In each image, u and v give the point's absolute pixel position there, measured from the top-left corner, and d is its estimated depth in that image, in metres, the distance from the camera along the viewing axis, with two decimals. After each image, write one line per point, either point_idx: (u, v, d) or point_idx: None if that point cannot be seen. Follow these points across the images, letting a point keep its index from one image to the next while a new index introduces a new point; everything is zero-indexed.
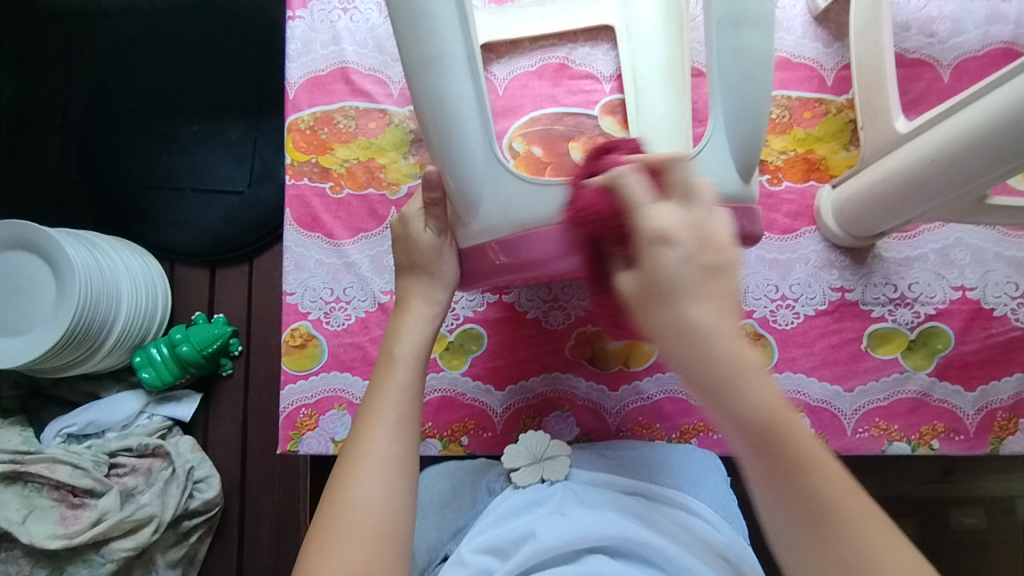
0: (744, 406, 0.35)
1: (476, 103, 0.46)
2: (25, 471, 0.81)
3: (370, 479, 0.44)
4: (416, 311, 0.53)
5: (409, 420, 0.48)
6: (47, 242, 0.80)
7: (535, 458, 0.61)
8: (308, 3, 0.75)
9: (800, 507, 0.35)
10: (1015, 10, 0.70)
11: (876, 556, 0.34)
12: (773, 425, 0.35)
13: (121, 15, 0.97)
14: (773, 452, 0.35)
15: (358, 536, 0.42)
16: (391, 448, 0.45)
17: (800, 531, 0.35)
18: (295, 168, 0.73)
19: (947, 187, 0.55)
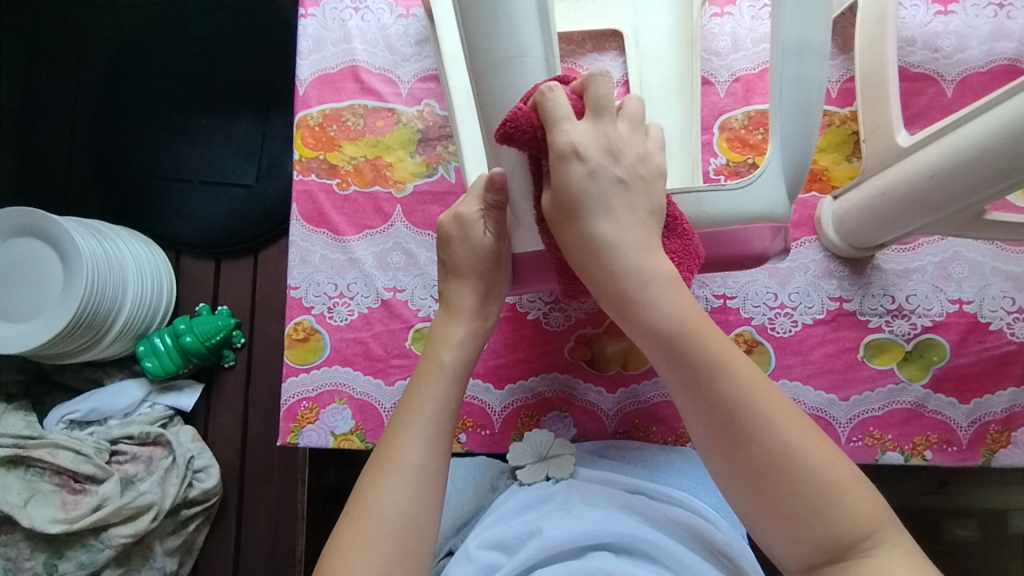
0: (692, 345, 0.44)
1: (552, 105, 0.45)
2: (28, 456, 0.82)
3: (400, 489, 0.46)
4: (460, 323, 0.53)
5: (443, 436, 0.49)
6: (54, 230, 0.81)
7: (540, 456, 0.62)
8: (320, 2, 0.76)
9: (739, 438, 0.43)
10: (1021, 27, 0.71)
11: (808, 456, 0.42)
12: (735, 369, 0.44)
13: (135, 7, 0.98)
14: (707, 390, 0.44)
15: (384, 543, 0.44)
16: (424, 463, 0.47)
17: (747, 459, 0.43)
18: (303, 164, 0.74)
19: (945, 201, 0.56)
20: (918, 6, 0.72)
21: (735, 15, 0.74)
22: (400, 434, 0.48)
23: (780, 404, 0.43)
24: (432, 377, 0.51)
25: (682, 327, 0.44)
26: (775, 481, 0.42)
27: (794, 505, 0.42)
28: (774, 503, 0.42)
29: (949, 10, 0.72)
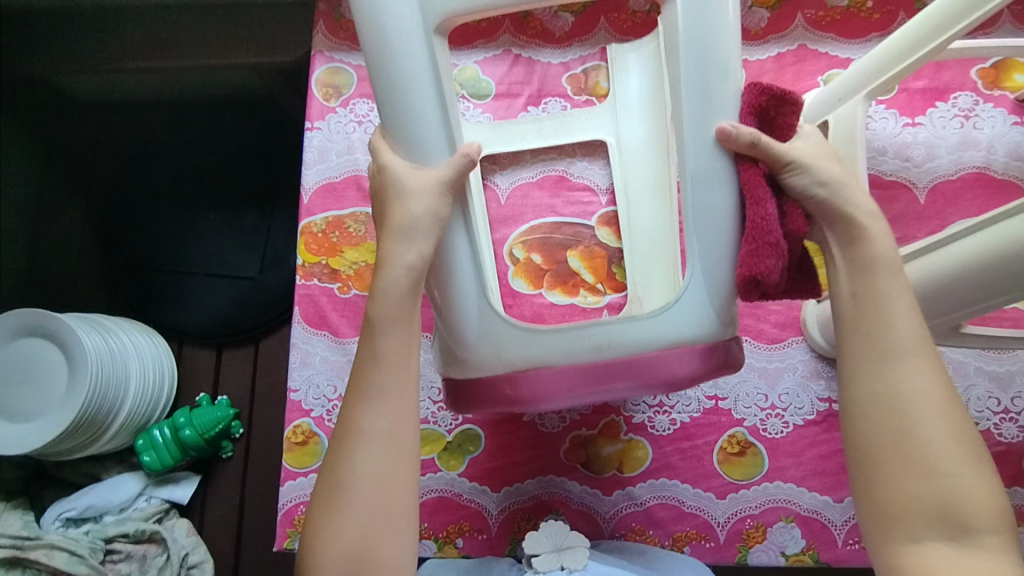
0: (875, 292, 0.48)
1: (472, 261, 0.52)
2: (25, 557, 0.81)
3: (366, 450, 0.49)
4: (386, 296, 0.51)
5: (389, 393, 0.50)
6: (60, 327, 0.83)
7: (554, 546, 0.59)
8: (325, 115, 0.81)
9: (883, 381, 0.47)
10: (987, 137, 0.75)
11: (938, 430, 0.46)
12: (915, 339, 0.47)
13: (147, 108, 1.03)
14: (865, 328, 0.48)
15: (357, 500, 0.48)
16: (378, 426, 0.49)
17: (880, 402, 0.47)
18: (306, 268, 0.77)
19: (938, 313, 0.56)
20: (887, 118, 0.76)
21: None
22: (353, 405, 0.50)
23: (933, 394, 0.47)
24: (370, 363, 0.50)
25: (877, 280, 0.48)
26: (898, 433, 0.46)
27: (903, 458, 0.46)
28: (890, 452, 0.46)
29: (918, 122, 0.76)
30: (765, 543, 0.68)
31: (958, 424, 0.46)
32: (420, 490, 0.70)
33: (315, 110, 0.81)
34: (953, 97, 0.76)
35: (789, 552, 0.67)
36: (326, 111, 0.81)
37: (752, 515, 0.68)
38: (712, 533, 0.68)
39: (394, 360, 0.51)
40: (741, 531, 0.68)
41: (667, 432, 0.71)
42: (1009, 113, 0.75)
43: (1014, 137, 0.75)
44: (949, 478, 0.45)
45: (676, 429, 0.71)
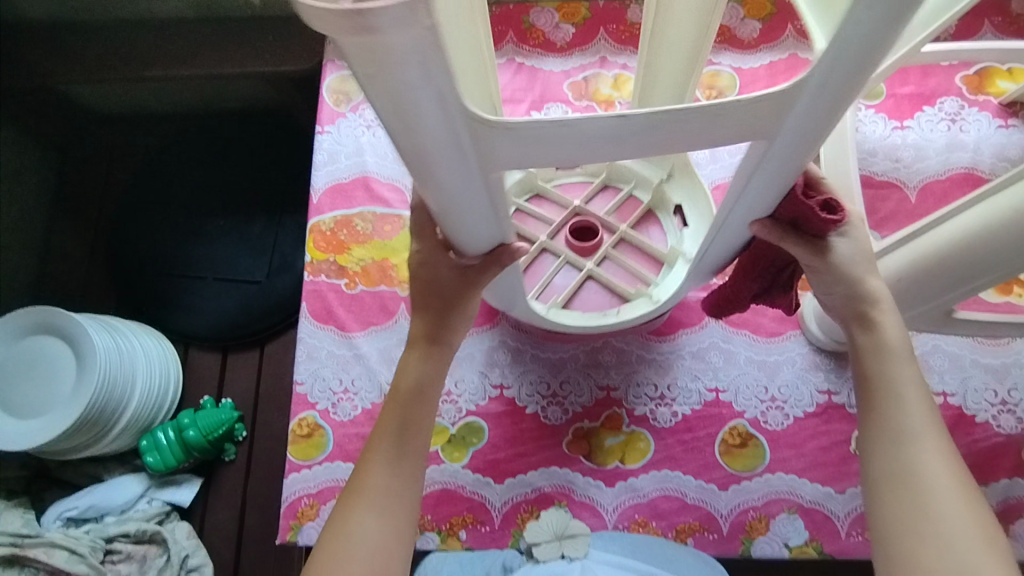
0: (887, 376, 0.53)
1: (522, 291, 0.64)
2: (23, 555, 0.81)
3: (366, 519, 0.53)
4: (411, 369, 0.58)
5: (401, 464, 0.55)
6: (71, 327, 0.84)
7: (556, 535, 0.66)
8: (336, 119, 0.84)
9: (895, 458, 0.50)
10: (973, 139, 0.78)
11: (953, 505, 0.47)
12: (925, 419, 0.51)
13: (164, 122, 1.07)
14: (876, 406, 0.53)
15: (353, 570, 0.51)
16: (386, 483, 0.54)
17: (894, 477, 0.50)
18: (314, 265, 0.79)
19: (947, 286, 0.57)
20: (876, 122, 0.80)
21: None
22: (362, 473, 0.55)
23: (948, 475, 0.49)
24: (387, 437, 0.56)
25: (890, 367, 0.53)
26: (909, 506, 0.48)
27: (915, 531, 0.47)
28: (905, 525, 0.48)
29: (906, 125, 0.79)
30: (769, 535, 0.67)
31: (971, 501, 0.48)
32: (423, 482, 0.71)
33: (326, 116, 0.84)
34: (939, 102, 0.80)
35: (792, 543, 0.67)
36: (336, 116, 0.84)
37: (755, 507, 0.68)
38: (715, 524, 0.68)
39: (410, 440, 0.56)
40: (744, 523, 0.68)
41: (669, 424, 0.71)
42: (993, 116, 0.79)
43: (999, 139, 0.78)
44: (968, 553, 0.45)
45: (678, 421, 0.71)
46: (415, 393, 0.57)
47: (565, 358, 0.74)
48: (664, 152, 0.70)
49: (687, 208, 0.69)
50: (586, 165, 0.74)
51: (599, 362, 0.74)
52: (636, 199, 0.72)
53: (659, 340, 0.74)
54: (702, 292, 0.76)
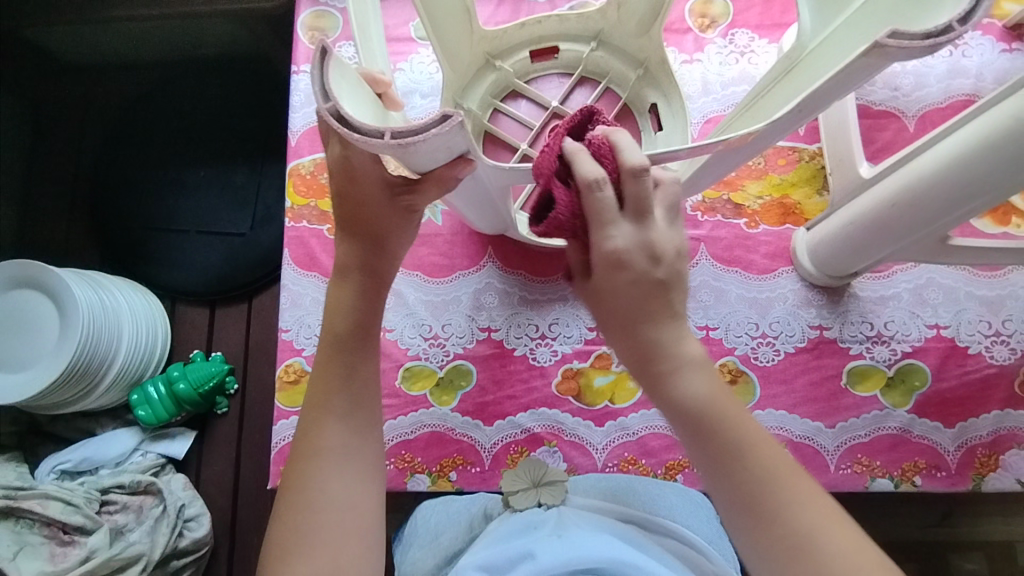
0: (689, 393, 0.44)
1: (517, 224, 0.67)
2: (18, 507, 0.82)
3: (335, 424, 0.50)
4: (338, 303, 0.52)
5: (360, 374, 0.52)
6: (52, 280, 0.83)
7: (533, 483, 0.60)
8: (312, 59, 0.80)
9: (734, 484, 0.43)
10: (975, 65, 0.75)
11: (803, 507, 0.42)
12: (776, 453, 0.44)
13: (136, 69, 1.03)
14: (721, 455, 0.44)
15: (332, 479, 0.48)
16: (343, 435, 0.50)
17: (739, 499, 0.43)
18: (295, 211, 0.76)
19: (945, 210, 0.55)
20: None
21: (703, 61, 0.77)
22: (322, 386, 0.51)
23: (783, 460, 0.44)
24: (335, 349, 0.51)
25: (679, 375, 0.45)
26: (757, 530, 0.43)
27: (777, 552, 0.42)
28: (768, 553, 0.42)
29: None
30: None
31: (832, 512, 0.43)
32: (413, 426, 0.70)
33: (301, 55, 0.80)
34: None
35: None
36: (312, 55, 0.81)
37: None
38: None
39: (363, 349, 0.52)
40: None
41: None
42: (997, 40, 0.75)
43: (1002, 64, 0.74)
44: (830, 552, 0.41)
45: None
46: (354, 328, 0.52)
47: (554, 299, 0.73)
48: (641, 45, 0.67)
49: (663, 107, 0.68)
50: (565, 54, 0.71)
51: None
52: (613, 93, 0.71)
53: None
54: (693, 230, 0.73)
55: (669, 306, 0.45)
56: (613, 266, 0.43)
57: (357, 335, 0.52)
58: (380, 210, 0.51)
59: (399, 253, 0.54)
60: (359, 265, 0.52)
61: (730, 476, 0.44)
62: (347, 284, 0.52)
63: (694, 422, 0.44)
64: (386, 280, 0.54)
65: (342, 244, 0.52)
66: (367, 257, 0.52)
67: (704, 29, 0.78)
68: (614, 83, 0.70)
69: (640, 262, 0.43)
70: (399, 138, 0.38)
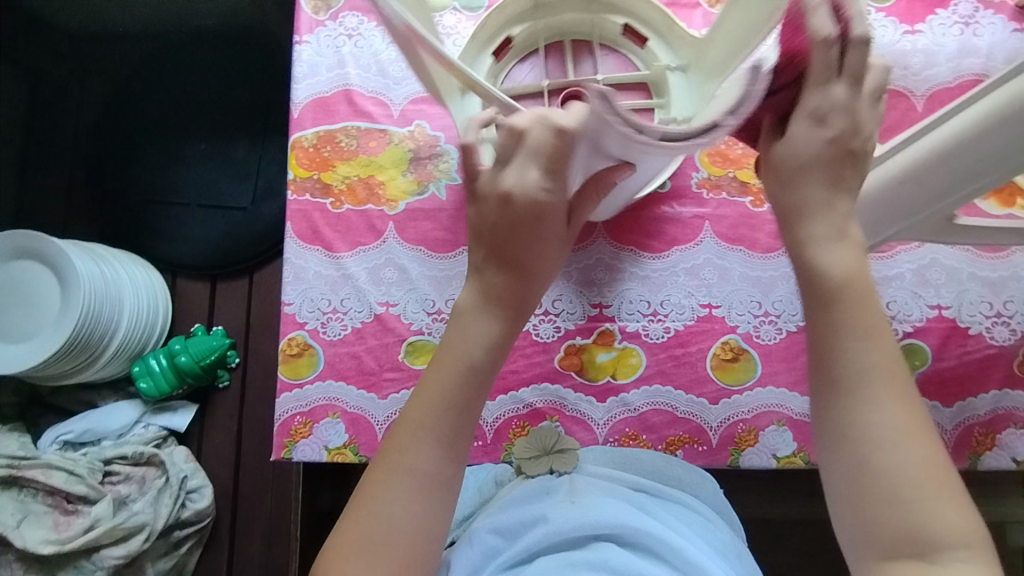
0: (828, 259, 0.45)
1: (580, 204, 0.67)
2: (21, 476, 0.83)
3: (434, 447, 0.47)
4: (471, 331, 0.49)
5: (474, 408, 0.49)
6: (53, 251, 0.82)
7: (544, 450, 0.64)
8: (315, 29, 0.79)
9: (837, 359, 0.44)
10: (986, 45, 0.74)
11: (887, 412, 0.42)
12: (888, 357, 0.44)
13: (136, 40, 1.01)
14: (830, 301, 0.45)
15: (419, 501, 0.46)
16: (439, 470, 0.47)
17: (832, 421, 0.44)
18: (298, 183, 0.76)
19: (952, 187, 0.55)
20: (887, 26, 0.75)
21: None
22: (427, 403, 0.48)
23: (892, 362, 0.44)
24: (463, 378, 0.48)
25: (819, 244, 0.46)
26: (850, 407, 0.43)
27: (855, 442, 0.42)
28: (837, 431, 0.43)
29: (917, 29, 0.75)
30: (758, 446, 0.68)
31: (932, 451, 0.42)
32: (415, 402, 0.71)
33: (303, 24, 0.79)
34: (953, 4, 0.75)
35: (780, 454, 0.68)
36: (315, 25, 0.80)
37: (746, 420, 0.69)
38: (705, 436, 0.69)
39: (485, 386, 0.49)
40: (733, 436, 0.69)
41: (661, 340, 0.71)
42: (1008, 20, 0.74)
43: (1013, 43, 0.74)
44: (900, 464, 0.41)
45: (670, 336, 0.71)
46: (486, 361, 0.49)
47: (558, 275, 0.73)
48: None
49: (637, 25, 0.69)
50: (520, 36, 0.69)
51: (593, 279, 0.72)
52: (584, 45, 0.71)
53: (652, 257, 0.73)
54: (698, 208, 0.73)
55: (836, 205, 0.47)
56: (822, 120, 0.47)
57: (487, 367, 0.49)
58: (541, 243, 0.50)
59: (540, 283, 0.52)
60: (503, 295, 0.50)
61: (831, 329, 0.44)
62: (484, 314, 0.50)
63: (815, 277, 0.45)
64: (523, 315, 0.51)
65: (487, 270, 0.50)
66: (507, 289, 0.50)
67: (713, 4, 0.77)
68: (578, 35, 0.70)
69: (842, 122, 0.46)
70: (666, 138, 0.46)
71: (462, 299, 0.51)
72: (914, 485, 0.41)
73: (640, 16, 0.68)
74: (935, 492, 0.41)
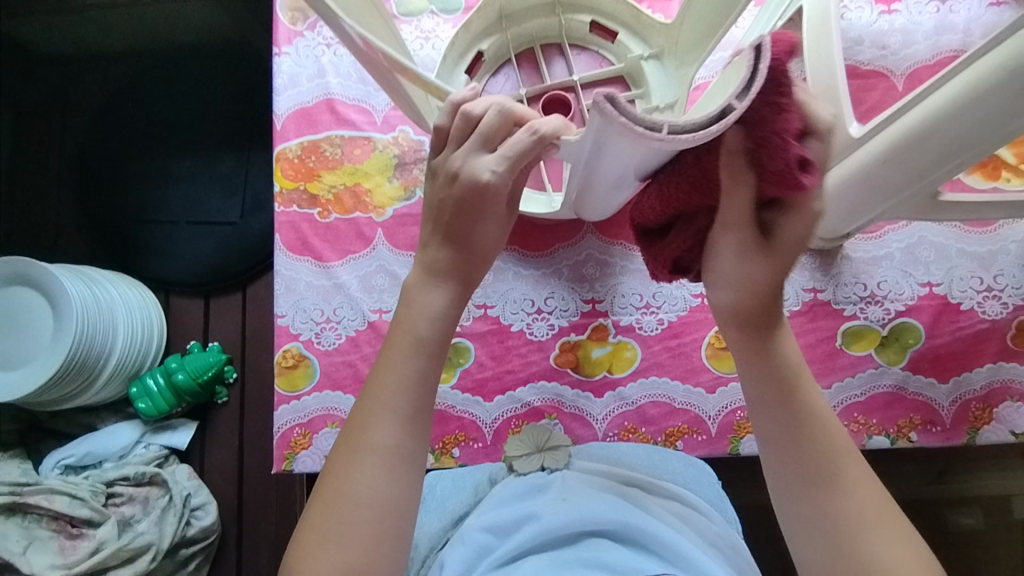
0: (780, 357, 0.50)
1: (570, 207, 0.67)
2: (23, 503, 0.83)
3: (393, 423, 0.47)
4: (422, 304, 0.50)
5: (430, 377, 0.49)
6: (43, 276, 0.82)
7: (536, 448, 0.61)
8: (293, 40, 0.79)
9: (799, 456, 0.48)
10: (963, 20, 0.74)
11: (856, 502, 0.46)
12: (845, 449, 0.48)
13: (116, 60, 1.01)
14: (782, 402, 0.49)
15: (381, 477, 0.46)
16: (400, 443, 0.47)
17: (811, 526, 0.46)
18: (284, 195, 0.76)
19: (936, 163, 0.55)
20: (862, 8, 0.75)
21: None
22: (384, 382, 0.48)
23: (850, 454, 0.48)
24: (413, 349, 0.49)
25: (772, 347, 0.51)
26: (824, 503, 0.46)
27: (833, 531, 0.45)
28: (813, 523, 0.46)
29: (893, 9, 0.75)
30: None
31: (899, 531, 0.45)
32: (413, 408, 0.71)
33: (282, 35, 0.79)
34: None
35: None
36: (293, 36, 0.79)
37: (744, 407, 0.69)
38: (704, 426, 0.69)
39: (438, 357, 0.50)
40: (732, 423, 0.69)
41: (655, 332, 0.71)
42: None
43: (989, 18, 0.74)
44: (879, 556, 0.44)
45: (664, 328, 0.71)
46: (437, 333, 0.50)
47: (548, 273, 0.73)
48: None
49: (603, 20, 0.69)
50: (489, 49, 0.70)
51: (584, 275, 0.73)
52: (552, 48, 0.71)
53: None
54: None
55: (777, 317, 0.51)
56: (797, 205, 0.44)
57: (436, 339, 0.49)
58: (483, 214, 0.50)
59: (485, 255, 0.52)
60: (446, 268, 0.51)
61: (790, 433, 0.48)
62: (433, 287, 0.50)
63: (767, 378, 0.50)
64: (472, 287, 0.53)
65: (431, 245, 0.51)
66: (452, 260, 0.51)
67: None
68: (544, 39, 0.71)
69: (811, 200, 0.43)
70: (674, 134, 0.38)
71: (410, 278, 0.52)
72: (894, 574, 0.43)
73: (605, 10, 0.68)
74: (915, 575, 0.43)
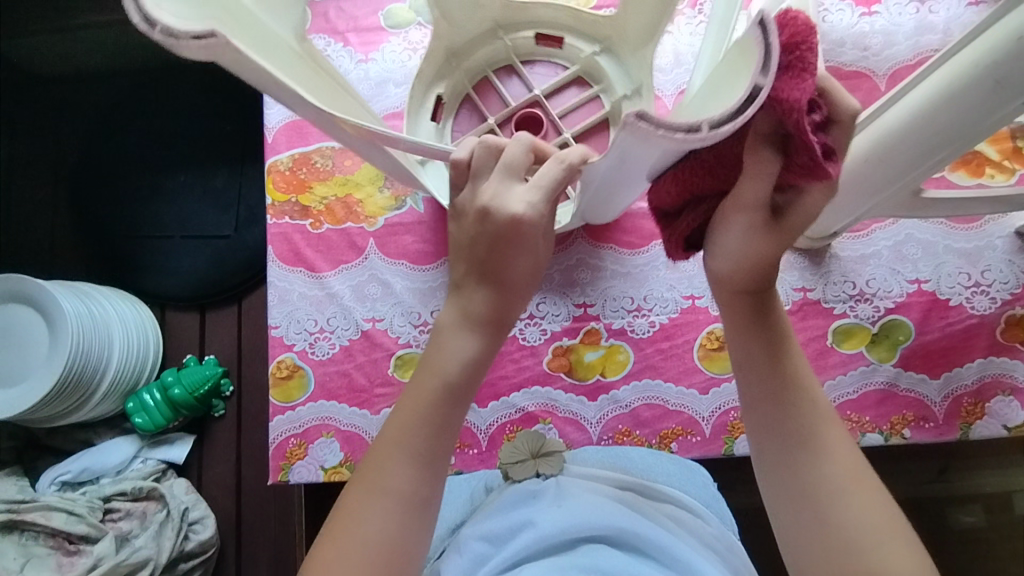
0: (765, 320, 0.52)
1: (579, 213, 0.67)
2: (21, 520, 0.83)
3: (410, 467, 0.47)
4: (452, 347, 0.50)
5: (450, 426, 0.49)
6: (39, 293, 0.82)
7: (531, 454, 0.62)
8: None
9: (781, 412, 0.50)
10: (942, 20, 0.75)
11: (829, 461, 0.48)
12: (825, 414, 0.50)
13: (109, 78, 1.02)
14: (766, 365, 0.51)
15: (391, 520, 0.46)
16: (415, 490, 0.47)
17: (787, 481, 0.49)
18: (276, 208, 0.76)
19: (916, 160, 0.55)
20: (843, 10, 0.76)
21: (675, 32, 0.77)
22: (406, 423, 0.48)
23: (829, 418, 0.50)
24: (442, 395, 0.49)
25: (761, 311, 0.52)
26: (803, 460, 0.48)
27: (804, 486, 0.48)
28: (790, 480, 0.49)
29: (873, 10, 0.76)
30: None
31: (872, 496, 0.47)
32: None
33: None
34: None
35: None
36: None
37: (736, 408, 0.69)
38: (698, 427, 0.69)
39: (462, 400, 0.50)
40: (726, 424, 0.69)
41: (646, 334, 0.71)
42: None
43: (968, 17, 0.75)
44: (847, 513, 0.46)
45: (655, 330, 0.71)
46: (464, 377, 0.50)
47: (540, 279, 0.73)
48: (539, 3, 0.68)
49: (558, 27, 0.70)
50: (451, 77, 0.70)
51: (575, 280, 0.73)
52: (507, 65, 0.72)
53: (632, 254, 0.73)
54: None
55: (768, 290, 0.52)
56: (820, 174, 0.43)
57: (465, 386, 0.49)
58: (514, 256, 0.49)
59: (520, 297, 0.51)
60: (480, 313, 0.50)
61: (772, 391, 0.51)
62: (461, 333, 0.50)
63: (753, 340, 0.52)
64: (505, 327, 0.51)
65: (467, 285, 0.51)
66: (485, 305, 0.50)
67: None
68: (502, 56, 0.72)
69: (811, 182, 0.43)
70: (714, 129, 0.37)
71: (444, 316, 0.51)
72: (863, 532, 0.46)
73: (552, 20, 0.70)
74: (885, 534, 0.46)
